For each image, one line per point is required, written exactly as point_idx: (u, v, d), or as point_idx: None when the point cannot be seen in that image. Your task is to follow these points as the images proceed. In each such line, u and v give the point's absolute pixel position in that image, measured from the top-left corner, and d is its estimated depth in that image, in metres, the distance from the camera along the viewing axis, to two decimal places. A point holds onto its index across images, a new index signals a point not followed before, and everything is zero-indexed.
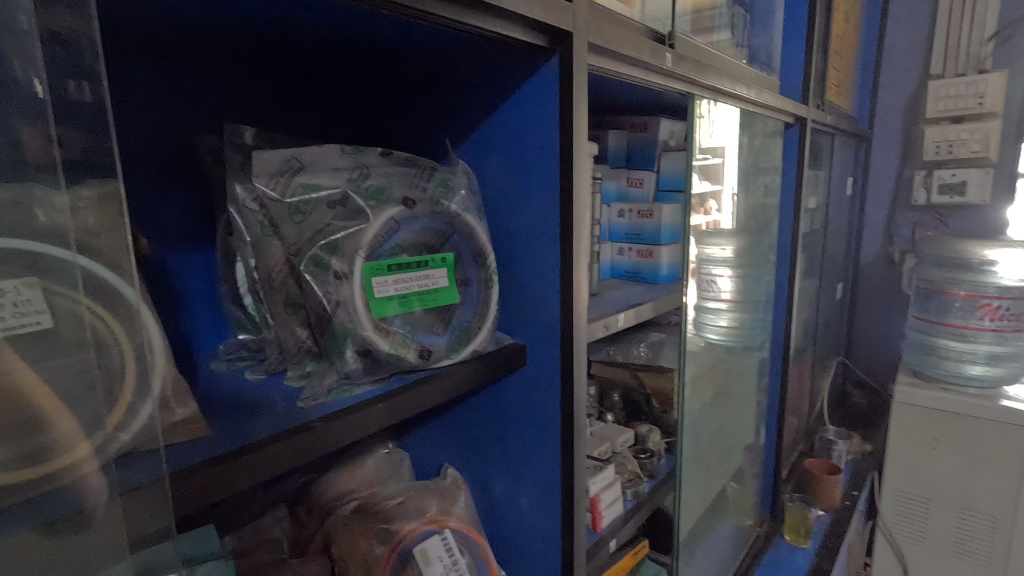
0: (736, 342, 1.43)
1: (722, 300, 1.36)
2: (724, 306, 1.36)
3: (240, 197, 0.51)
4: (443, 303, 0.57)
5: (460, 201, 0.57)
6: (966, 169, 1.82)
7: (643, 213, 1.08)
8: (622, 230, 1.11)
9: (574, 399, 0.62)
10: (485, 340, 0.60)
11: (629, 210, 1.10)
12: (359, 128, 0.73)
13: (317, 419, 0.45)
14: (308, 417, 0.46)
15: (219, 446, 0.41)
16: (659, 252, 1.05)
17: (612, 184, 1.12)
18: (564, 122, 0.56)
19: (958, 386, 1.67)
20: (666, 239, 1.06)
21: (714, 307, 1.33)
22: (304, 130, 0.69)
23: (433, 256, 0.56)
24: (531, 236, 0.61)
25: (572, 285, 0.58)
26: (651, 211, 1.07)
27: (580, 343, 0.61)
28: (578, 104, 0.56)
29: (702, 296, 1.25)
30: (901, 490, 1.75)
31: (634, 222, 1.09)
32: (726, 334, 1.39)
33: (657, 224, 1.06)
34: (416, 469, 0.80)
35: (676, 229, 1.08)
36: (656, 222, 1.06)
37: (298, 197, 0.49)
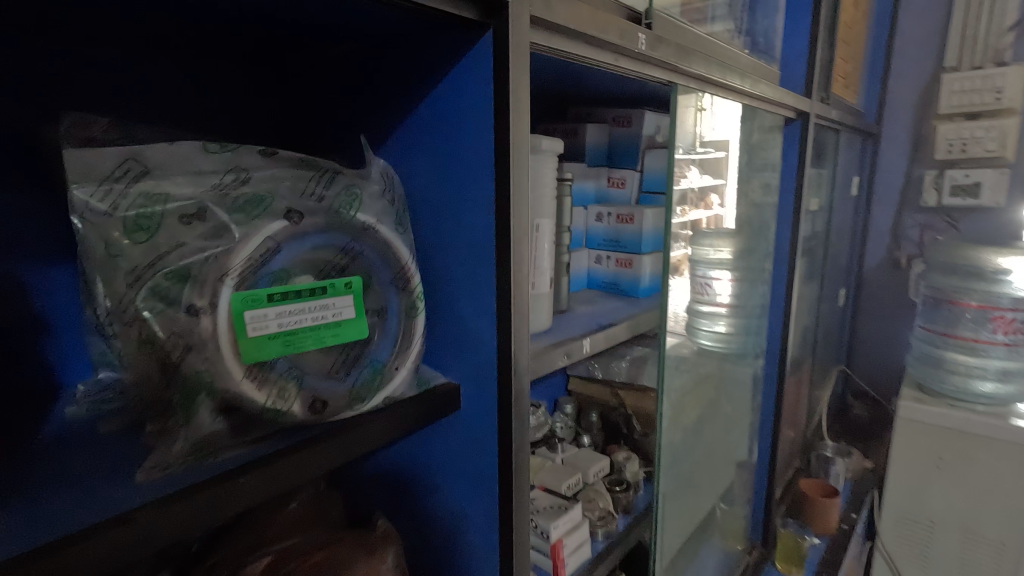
0: (734, 348, 1.33)
1: (718, 304, 1.25)
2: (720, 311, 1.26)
3: (79, 206, 0.37)
4: (348, 340, 0.45)
5: (371, 212, 0.47)
6: (980, 169, 1.70)
7: (622, 218, 0.97)
8: (600, 236, 1.00)
9: (516, 451, 0.51)
10: (404, 382, 0.49)
11: (608, 214, 0.99)
12: (279, 118, 0.63)
13: (155, 499, 0.34)
14: (147, 496, 0.35)
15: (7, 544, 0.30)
16: (640, 261, 0.94)
17: (587, 185, 1.00)
18: (500, 117, 0.44)
19: (965, 403, 1.55)
20: (647, 247, 0.95)
21: (708, 312, 1.24)
22: (207, 120, 0.58)
23: (334, 281, 0.44)
24: (463, 256, 0.50)
25: (510, 317, 0.48)
26: (631, 216, 0.96)
27: (521, 386, 0.50)
28: (518, 96, 0.44)
29: (695, 300, 1.17)
30: (902, 510, 1.65)
31: (614, 227, 0.98)
32: (722, 340, 1.29)
33: (638, 230, 0.95)
34: (350, 512, 0.70)
35: (659, 236, 0.98)
36: (636, 227, 0.95)
37: (139, 208, 0.38)
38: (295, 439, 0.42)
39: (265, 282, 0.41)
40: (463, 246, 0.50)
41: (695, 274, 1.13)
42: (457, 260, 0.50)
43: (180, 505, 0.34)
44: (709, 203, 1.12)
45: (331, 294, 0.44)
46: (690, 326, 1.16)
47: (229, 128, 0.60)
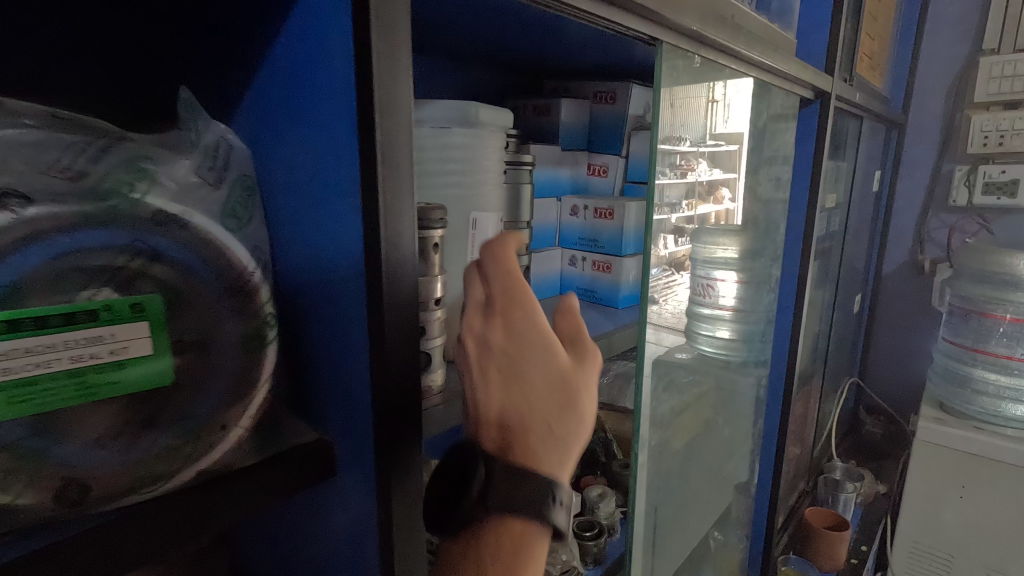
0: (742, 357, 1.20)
1: (723, 308, 1.15)
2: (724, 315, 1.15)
3: None
4: (144, 387, 0.31)
5: (180, 197, 0.32)
6: (1018, 164, 1.52)
7: (599, 212, 0.81)
8: (574, 233, 0.84)
9: (399, 550, 0.36)
10: (241, 442, 0.35)
11: (585, 207, 0.83)
12: None
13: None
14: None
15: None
16: (621, 266, 0.80)
17: (554, 171, 0.83)
18: (361, 64, 0.29)
19: (992, 426, 1.38)
20: (629, 248, 0.81)
21: (710, 314, 1.14)
22: None
23: (114, 300, 0.29)
24: (327, 268, 0.35)
25: (384, 361, 0.33)
26: (609, 211, 0.80)
27: (406, 456, 0.36)
28: (390, 34, 0.30)
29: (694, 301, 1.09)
30: (918, 541, 1.49)
31: (591, 223, 0.82)
32: (727, 347, 1.18)
33: (616, 229, 0.80)
34: None
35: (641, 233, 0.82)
36: (615, 226, 0.80)
37: None
38: (29, 548, 0.27)
39: None
40: (326, 251, 0.34)
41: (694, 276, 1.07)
42: (320, 269, 0.35)
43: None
44: (721, 198, 1.03)
45: (108, 321, 0.29)
46: (689, 328, 1.07)
47: (47, 65, 0.42)
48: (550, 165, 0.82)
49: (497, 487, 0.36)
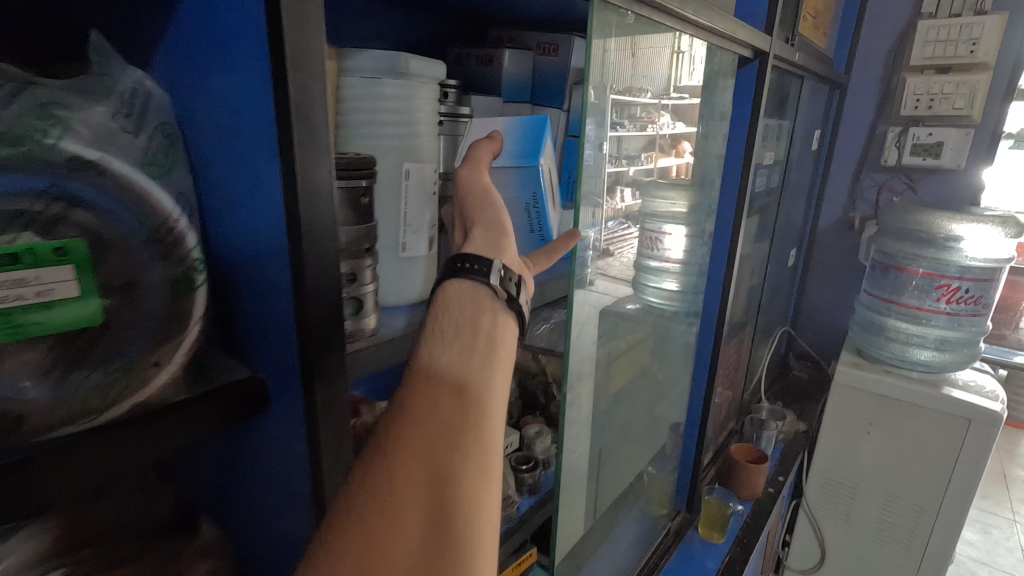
0: (679, 308, 1.24)
1: (669, 260, 1.18)
2: (671, 267, 1.19)
3: None
4: (62, 326, 0.32)
5: (94, 142, 0.33)
6: (944, 128, 1.63)
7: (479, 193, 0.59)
8: None
9: (332, 486, 0.41)
10: (173, 379, 0.37)
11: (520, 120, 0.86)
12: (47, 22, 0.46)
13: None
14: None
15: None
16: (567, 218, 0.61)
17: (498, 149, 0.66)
18: (274, 47, 0.31)
19: (901, 370, 1.54)
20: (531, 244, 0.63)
21: (658, 267, 1.18)
22: None
23: (27, 246, 0.30)
24: (246, 219, 0.37)
25: (306, 288, 0.36)
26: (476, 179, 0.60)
27: (333, 381, 0.39)
28: (305, 33, 0.31)
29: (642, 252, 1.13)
30: (829, 472, 1.65)
31: None
32: (670, 299, 1.21)
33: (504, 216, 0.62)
34: (182, 507, 0.59)
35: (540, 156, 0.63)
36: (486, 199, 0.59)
37: None
38: None
39: None
40: (235, 208, 0.37)
41: (645, 227, 1.11)
42: (233, 221, 0.38)
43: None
44: (682, 150, 1.08)
45: (34, 264, 0.30)
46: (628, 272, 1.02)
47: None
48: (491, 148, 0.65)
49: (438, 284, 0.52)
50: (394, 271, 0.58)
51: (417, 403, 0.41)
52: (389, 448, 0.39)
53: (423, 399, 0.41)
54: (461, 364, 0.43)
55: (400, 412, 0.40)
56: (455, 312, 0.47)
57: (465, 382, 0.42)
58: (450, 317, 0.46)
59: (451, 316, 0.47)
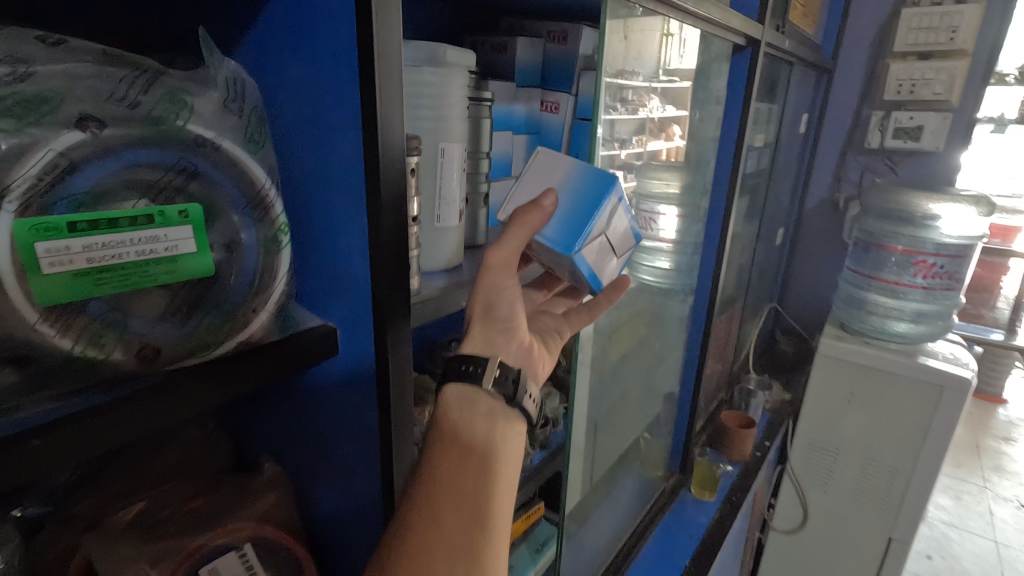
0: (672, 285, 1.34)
1: (663, 240, 1.27)
2: (665, 246, 1.28)
3: None
4: (183, 277, 0.39)
5: (206, 123, 0.39)
6: (925, 112, 1.71)
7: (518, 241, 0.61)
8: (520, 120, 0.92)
9: (397, 419, 0.48)
10: (263, 326, 0.43)
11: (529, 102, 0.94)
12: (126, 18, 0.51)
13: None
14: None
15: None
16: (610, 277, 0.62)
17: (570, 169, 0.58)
18: (363, 49, 0.37)
19: (880, 341, 1.64)
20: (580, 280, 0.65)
21: (652, 248, 1.26)
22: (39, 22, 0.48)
23: (158, 209, 0.36)
24: (328, 192, 0.43)
25: (382, 252, 0.42)
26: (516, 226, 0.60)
27: (399, 330, 0.46)
28: (389, 36, 0.38)
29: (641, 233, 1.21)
30: (812, 438, 1.75)
31: (535, 115, 0.94)
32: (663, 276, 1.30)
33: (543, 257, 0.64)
34: (238, 455, 0.66)
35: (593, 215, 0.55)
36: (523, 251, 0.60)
37: None
38: (105, 397, 0.35)
39: (65, 208, 0.33)
40: (317, 181, 0.44)
41: (642, 207, 1.19)
42: (314, 192, 0.44)
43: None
44: (671, 134, 1.16)
45: (161, 225, 0.37)
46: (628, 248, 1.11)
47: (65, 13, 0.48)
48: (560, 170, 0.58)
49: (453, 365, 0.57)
50: (431, 240, 0.65)
51: (423, 511, 0.46)
52: (399, 551, 0.45)
53: (426, 508, 0.46)
54: (461, 470, 0.49)
55: (407, 521, 0.46)
56: (459, 420, 0.51)
57: (464, 487, 0.48)
58: (453, 422, 0.51)
59: (452, 424, 0.51)
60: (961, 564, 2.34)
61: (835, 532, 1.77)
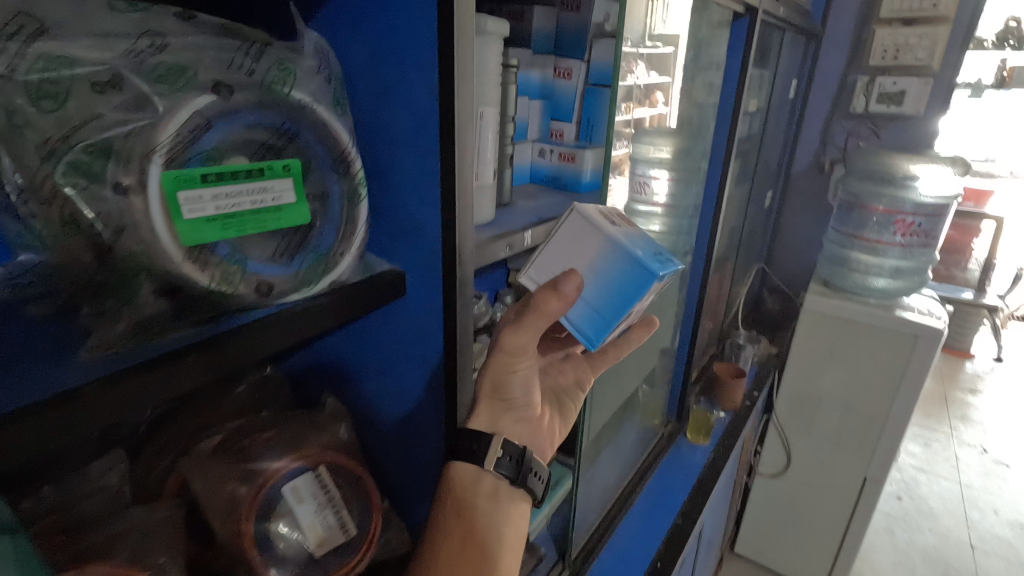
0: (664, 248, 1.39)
1: (656, 203, 1.36)
2: (657, 209, 1.37)
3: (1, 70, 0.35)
4: (290, 224, 0.45)
5: (307, 90, 0.45)
6: (907, 77, 1.79)
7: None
8: (535, 85, 0.97)
9: (460, 345, 0.57)
10: (348, 268, 0.50)
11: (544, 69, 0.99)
12: None
13: (21, 408, 0.31)
14: (52, 389, 0.33)
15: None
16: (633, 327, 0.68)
17: (605, 244, 0.59)
18: (443, 22, 0.44)
19: (861, 296, 1.75)
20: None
21: (646, 211, 1.35)
22: None
23: (270, 164, 0.43)
24: (404, 148, 0.50)
25: (454, 200, 0.50)
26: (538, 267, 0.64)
27: (464, 271, 0.54)
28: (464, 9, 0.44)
29: (634, 196, 1.29)
30: (796, 388, 1.87)
31: (549, 81, 1.00)
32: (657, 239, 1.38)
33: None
34: (297, 393, 0.73)
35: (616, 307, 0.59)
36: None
37: (128, 63, 0.38)
38: (234, 323, 0.42)
39: (197, 161, 0.39)
40: (392, 140, 0.51)
41: (636, 169, 1.29)
42: (390, 150, 0.51)
43: (58, 412, 0.32)
44: (654, 101, 1.24)
45: (271, 178, 0.43)
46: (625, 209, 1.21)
47: None
48: (594, 244, 0.59)
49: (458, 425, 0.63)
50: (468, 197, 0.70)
51: None
52: None
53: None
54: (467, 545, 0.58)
55: None
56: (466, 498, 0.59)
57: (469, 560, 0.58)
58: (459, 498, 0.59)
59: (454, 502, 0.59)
60: (927, 503, 2.53)
61: (815, 473, 1.92)
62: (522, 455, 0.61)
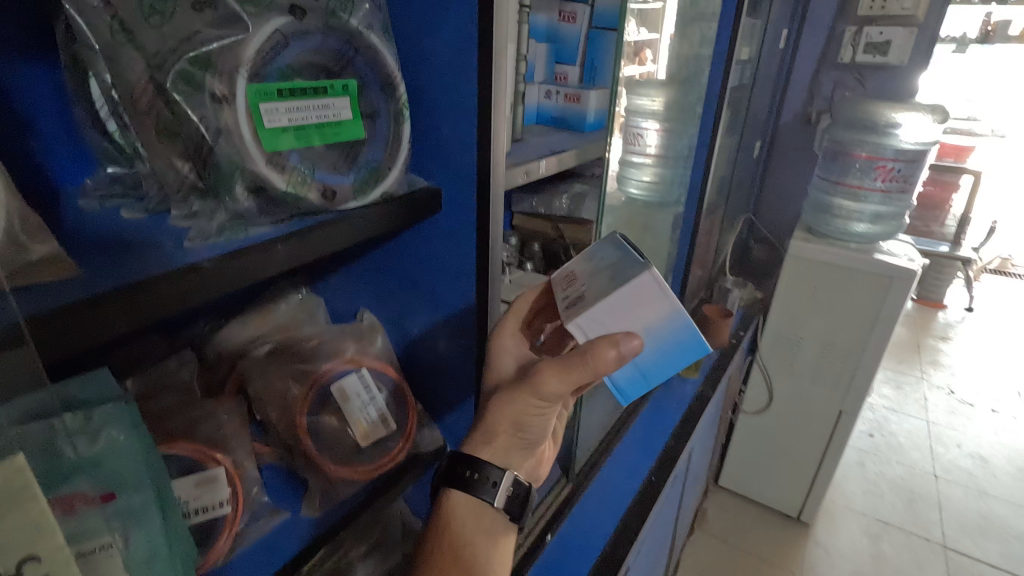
0: (655, 197, 1.47)
1: (647, 154, 1.38)
2: (648, 160, 1.39)
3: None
4: (349, 139, 0.52)
5: (363, 18, 0.50)
6: (893, 27, 1.85)
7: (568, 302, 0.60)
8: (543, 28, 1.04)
9: (492, 255, 0.65)
10: (396, 182, 0.57)
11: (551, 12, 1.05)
12: None
13: (162, 274, 0.39)
14: (174, 263, 0.41)
15: (61, 293, 0.36)
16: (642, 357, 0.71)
17: (672, 314, 0.56)
18: None
19: (842, 241, 1.85)
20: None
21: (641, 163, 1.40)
22: None
23: (333, 83, 0.49)
24: (445, 74, 0.57)
25: (490, 121, 0.57)
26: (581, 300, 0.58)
27: (496, 187, 0.61)
28: None
29: (628, 149, 1.28)
30: (779, 330, 1.99)
31: (554, 25, 1.05)
32: (647, 189, 1.43)
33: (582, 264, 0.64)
34: (334, 312, 0.80)
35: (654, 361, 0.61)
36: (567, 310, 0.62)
37: None
38: (307, 222, 0.49)
39: (273, 77, 0.45)
40: (434, 67, 0.58)
41: (632, 121, 1.27)
42: (433, 76, 0.58)
43: (191, 277, 0.40)
44: (643, 59, 1.20)
45: (334, 95, 0.49)
46: (621, 171, 1.24)
47: None
48: (660, 308, 0.56)
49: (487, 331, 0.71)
50: None
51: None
52: None
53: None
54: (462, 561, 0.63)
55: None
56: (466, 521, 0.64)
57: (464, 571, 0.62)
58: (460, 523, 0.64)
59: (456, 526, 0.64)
60: (897, 439, 2.71)
61: (794, 409, 2.06)
62: (526, 493, 0.66)
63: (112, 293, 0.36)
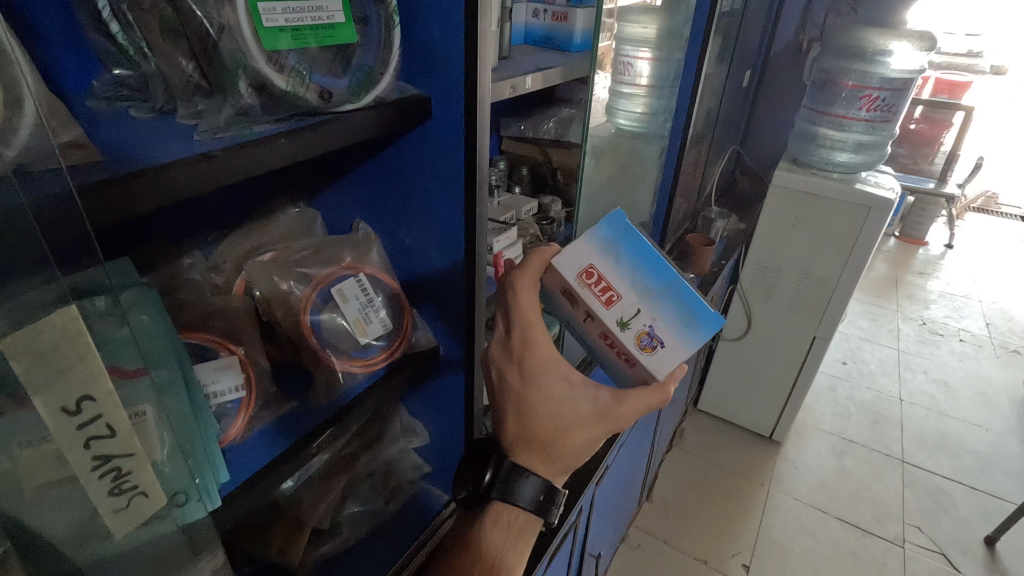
0: (646, 128, 1.51)
1: (638, 84, 1.41)
2: (639, 90, 1.42)
3: None
4: (342, 42, 0.54)
5: None
6: None
7: (641, 341, 0.65)
8: None
9: (479, 164, 0.68)
10: (387, 87, 0.60)
11: None
12: None
13: (181, 160, 0.43)
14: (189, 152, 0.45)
15: (97, 172, 0.40)
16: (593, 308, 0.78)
17: None
18: None
19: (824, 171, 1.89)
20: (601, 235, 0.65)
21: (629, 92, 1.41)
22: None
23: None
24: None
25: (475, 28, 0.59)
26: (661, 347, 0.64)
27: (482, 94, 0.64)
28: None
29: (616, 80, 1.33)
30: (759, 260, 2.06)
31: None
32: (637, 119, 1.47)
33: (629, 287, 0.64)
34: (331, 225, 0.85)
35: None
36: (624, 338, 0.65)
37: None
38: (306, 121, 0.52)
39: None
40: None
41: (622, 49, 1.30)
42: None
43: (206, 166, 0.44)
44: None
45: None
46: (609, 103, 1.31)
47: None
48: None
49: (478, 240, 0.75)
50: None
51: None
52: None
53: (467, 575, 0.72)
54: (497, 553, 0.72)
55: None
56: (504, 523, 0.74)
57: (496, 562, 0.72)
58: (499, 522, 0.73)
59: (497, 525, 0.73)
60: (868, 366, 2.86)
61: (770, 335, 2.16)
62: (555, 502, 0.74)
63: (137, 173, 0.41)
